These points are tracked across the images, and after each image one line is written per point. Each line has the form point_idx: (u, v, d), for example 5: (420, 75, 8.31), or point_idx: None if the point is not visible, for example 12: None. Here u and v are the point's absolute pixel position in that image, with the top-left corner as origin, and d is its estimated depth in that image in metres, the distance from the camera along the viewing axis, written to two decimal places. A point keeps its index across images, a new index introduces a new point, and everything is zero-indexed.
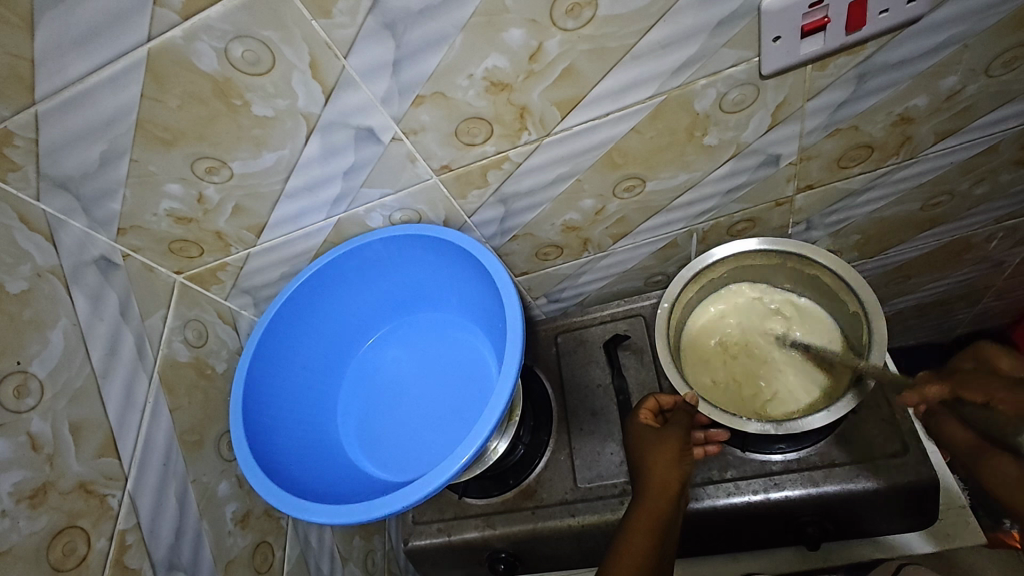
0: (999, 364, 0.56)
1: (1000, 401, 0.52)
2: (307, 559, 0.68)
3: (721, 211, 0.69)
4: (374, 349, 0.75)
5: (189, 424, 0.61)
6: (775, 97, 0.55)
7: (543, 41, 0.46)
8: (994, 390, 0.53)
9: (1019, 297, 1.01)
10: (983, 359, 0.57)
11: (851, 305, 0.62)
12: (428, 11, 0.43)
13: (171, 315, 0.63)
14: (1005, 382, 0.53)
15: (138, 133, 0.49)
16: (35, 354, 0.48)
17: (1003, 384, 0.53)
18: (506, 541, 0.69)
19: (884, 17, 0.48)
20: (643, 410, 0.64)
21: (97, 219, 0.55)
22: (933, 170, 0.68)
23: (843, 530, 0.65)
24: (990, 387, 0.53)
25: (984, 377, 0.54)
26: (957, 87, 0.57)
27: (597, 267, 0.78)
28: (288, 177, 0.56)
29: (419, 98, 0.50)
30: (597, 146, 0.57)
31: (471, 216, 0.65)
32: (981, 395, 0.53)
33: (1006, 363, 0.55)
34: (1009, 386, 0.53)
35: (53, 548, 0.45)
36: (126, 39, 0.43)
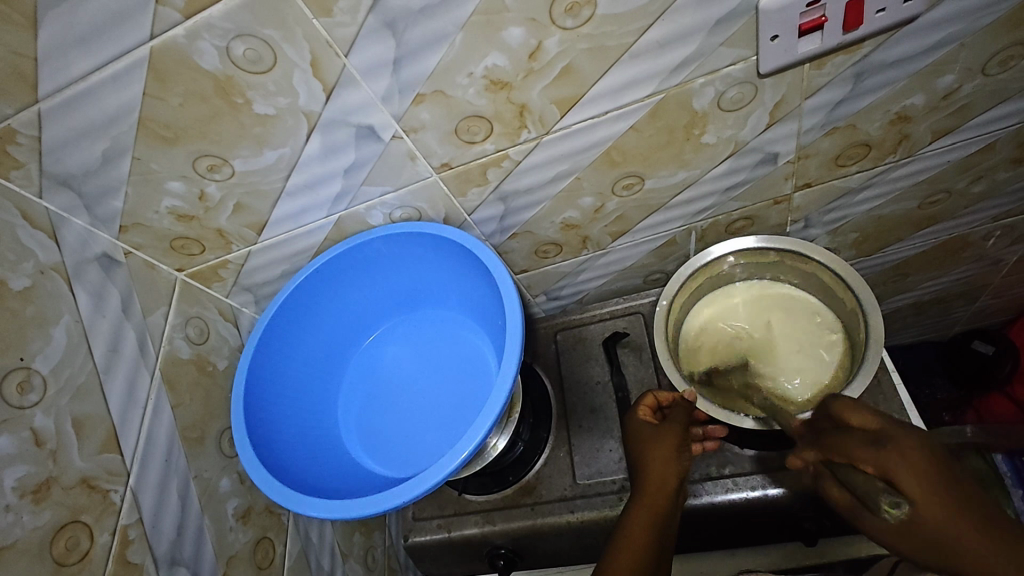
0: (850, 420, 0.47)
1: (863, 462, 0.43)
2: (309, 555, 0.69)
3: (720, 209, 0.70)
4: (375, 346, 0.75)
5: (191, 420, 0.61)
6: (772, 96, 0.56)
7: (543, 40, 0.47)
8: (854, 450, 0.44)
9: (1017, 295, 1.02)
10: (837, 416, 0.48)
11: (848, 301, 0.63)
12: (428, 10, 0.43)
13: (172, 312, 0.63)
14: (863, 437, 0.44)
15: (140, 131, 0.50)
16: (38, 351, 0.48)
17: (862, 439, 0.44)
18: (506, 537, 0.69)
19: (881, 16, 0.48)
20: (641, 406, 0.65)
21: (99, 217, 0.55)
22: (929, 169, 0.69)
23: (839, 527, 0.66)
24: (849, 444, 0.44)
25: (853, 434, 0.45)
26: (954, 85, 0.57)
27: (596, 265, 0.78)
28: (288, 175, 0.57)
29: (419, 97, 0.50)
30: (596, 145, 0.58)
31: (471, 214, 0.66)
32: (846, 455, 0.45)
33: (855, 416, 0.46)
34: (863, 441, 0.44)
35: (56, 543, 0.46)
36: (128, 38, 0.43)
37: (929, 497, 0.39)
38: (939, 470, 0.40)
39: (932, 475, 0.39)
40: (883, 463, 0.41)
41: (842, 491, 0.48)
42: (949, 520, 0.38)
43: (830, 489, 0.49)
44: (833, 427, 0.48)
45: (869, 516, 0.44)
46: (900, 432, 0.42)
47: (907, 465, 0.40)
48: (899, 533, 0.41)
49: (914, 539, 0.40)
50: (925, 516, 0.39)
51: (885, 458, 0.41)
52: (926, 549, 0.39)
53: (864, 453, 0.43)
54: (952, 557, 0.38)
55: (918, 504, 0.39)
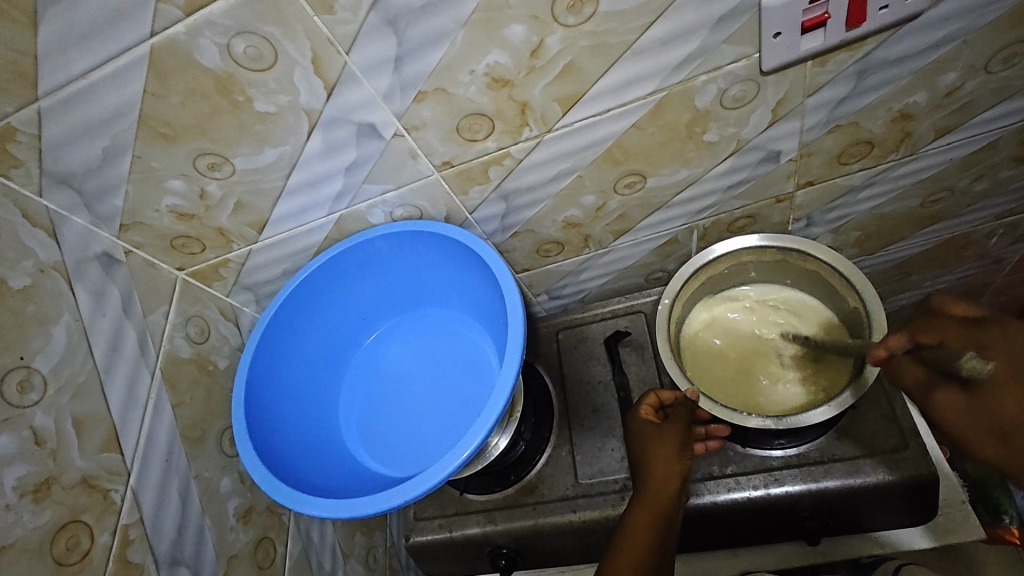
0: (953, 309, 0.55)
1: (953, 341, 0.53)
2: (309, 555, 0.69)
3: (722, 207, 0.70)
4: (376, 345, 0.75)
5: (191, 420, 0.61)
6: (775, 94, 0.55)
7: (544, 37, 0.47)
8: (951, 332, 0.54)
9: (1019, 294, 1.02)
10: (939, 308, 0.56)
11: (851, 300, 0.63)
12: (430, 7, 0.43)
13: (173, 312, 0.63)
14: (965, 325, 0.54)
15: (140, 129, 0.50)
16: (38, 351, 0.48)
17: (958, 327, 0.54)
18: (507, 537, 0.69)
19: (884, 13, 0.48)
20: (644, 405, 0.64)
21: (99, 215, 0.55)
22: (932, 167, 0.68)
23: (841, 526, 0.66)
24: (945, 331, 0.54)
25: (954, 324, 0.54)
26: (957, 83, 0.57)
27: (598, 264, 0.78)
28: (289, 174, 0.56)
29: (421, 95, 0.50)
30: (598, 143, 0.58)
31: (472, 212, 0.65)
32: (934, 336, 0.54)
33: (958, 307, 0.55)
34: (964, 330, 0.54)
35: (56, 542, 0.46)
36: (129, 35, 0.43)
37: (1010, 369, 0.50)
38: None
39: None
40: (981, 339, 0.53)
41: (918, 367, 0.55)
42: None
43: (908, 367, 0.56)
44: (927, 316, 0.57)
45: (946, 389, 0.53)
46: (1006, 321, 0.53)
47: (1006, 341, 0.51)
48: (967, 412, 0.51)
49: (992, 431, 0.50)
50: (1002, 396, 0.49)
51: (987, 337, 0.52)
52: (988, 423, 0.50)
53: (966, 333, 0.53)
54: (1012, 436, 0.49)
55: (1003, 390, 0.49)
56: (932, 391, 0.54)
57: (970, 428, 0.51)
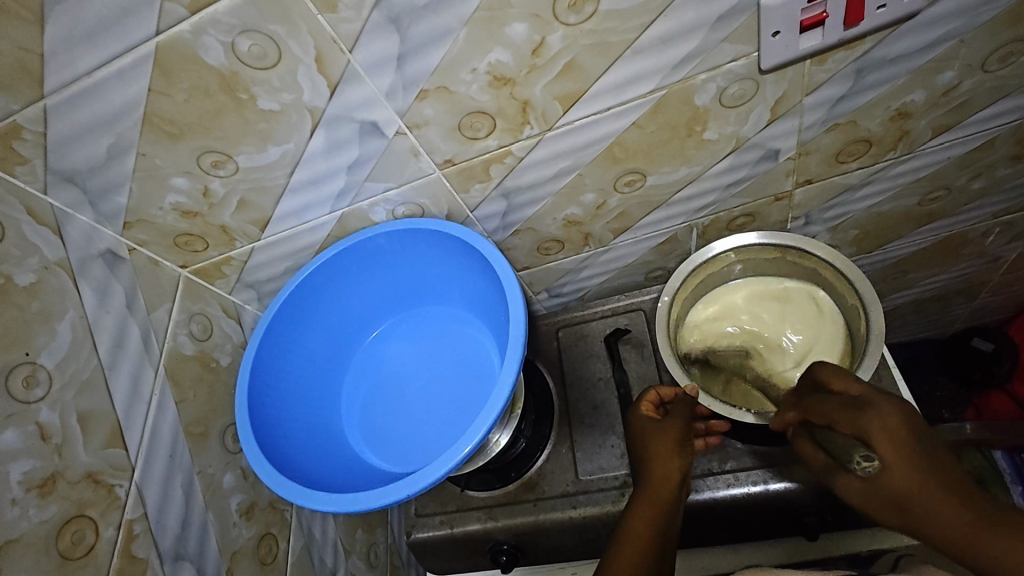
0: (832, 384, 0.48)
1: (842, 424, 0.44)
2: (311, 551, 0.69)
3: (721, 206, 0.70)
4: (377, 342, 0.75)
5: (195, 416, 0.61)
6: (774, 92, 0.56)
7: (545, 36, 0.47)
8: (834, 413, 0.45)
9: (1016, 292, 1.02)
10: (823, 382, 0.49)
11: (849, 296, 0.63)
12: (432, 6, 0.44)
13: (176, 309, 0.63)
14: (846, 404, 0.45)
15: (144, 127, 0.50)
16: (44, 346, 0.48)
17: (841, 403, 0.45)
18: (508, 533, 0.69)
19: (882, 12, 0.48)
20: (645, 402, 0.65)
21: (103, 213, 0.56)
22: (929, 165, 0.69)
23: (840, 522, 0.66)
24: (829, 410, 0.46)
25: (831, 399, 0.47)
26: (954, 82, 0.58)
27: (598, 262, 0.78)
28: (291, 172, 0.57)
29: (423, 93, 0.50)
30: (598, 141, 0.58)
31: (473, 210, 0.66)
32: (825, 416, 0.46)
33: (839, 382, 0.47)
34: (844, 404, 0.45)
35: (62, 537, 0.46)
36: (134, 34, 0.43)
37: (897, 455, 0.40)
38: (913, 435, 0.40)
39: (921, 445, 0.40)
40: (861, 425, 0.42)
41: (818, 451, 0.50)
42: (939, 498, 0.38)
43: (808, 448, 0.51)
44: (814, 391, 0.50)
45: (843, 474, 0.46)
46: (885, 400, 0.43)
47: (887, 432, 0.41)
48: (863, 491, 0.43)
49: (888, 510, 0.41)
50: (892, 477, 0.40)
51: (862, 421, 0.42)
52: (889, 508, 0.41)
53: (848, 417, 0.44)
54: (912, 514, 0.39)
55: (891, 470, 0.40)
56: (831, 475, 0.48)
57: (884, 515, 0.41)
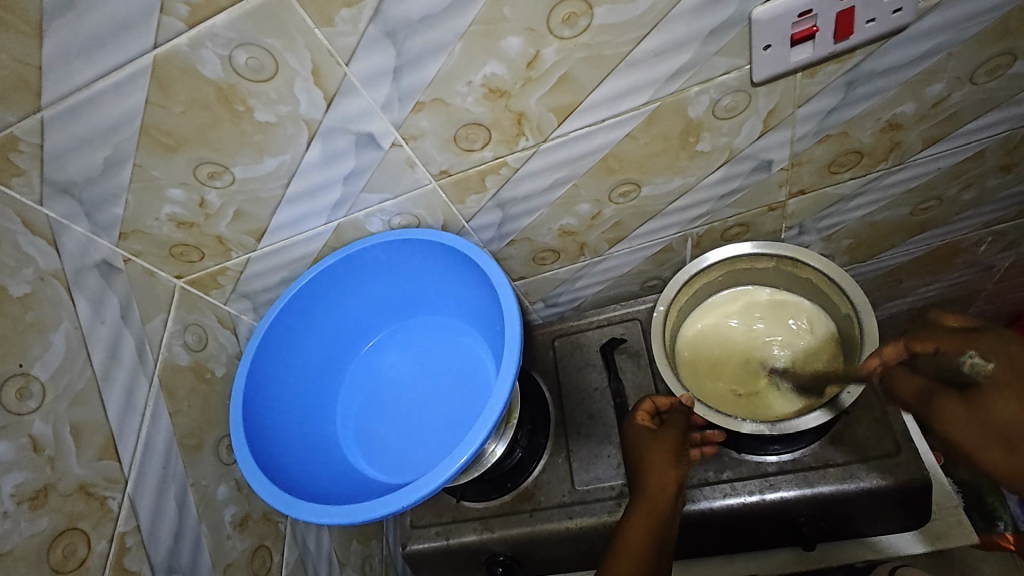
0: (949, 320, 0.52)
1: (947, 347, 0.50)
2: (306, 564, 0.68)
3: (715, 215, 0.71)
4: (373, 353, 0.75)
5: (189, 427, 0.61)
6: (766, 104, 0.56)
7: (540, 49, 0.48)
8: (943, 340, 0.51)
9: (1009, 301, 1.03)
10: (935, 321, 0.53)
11: (844, 308, 0.63)
12: (428, 20, 0.44)
13: (171, 319, 0.63)
14: (961, 334, 0.50)
15: (142, 138, 0.50)
16: (37, 358, 0.48)
17: (957, 330, 0.51)
18: (505, 544, 0.69)
19: (871, 26, 0.49)
20: (640, 411, 0.65)
21: (99, 223, 0.56)
22: (921, 176, 0.70)
23: (836, 532, 0.66)
24: (941, 336, 0.51)
25: (944, 330, 0.52)
26: (943, 94, 0.59)
27: (593, 271, 0.79)
28: (288, 183, 0.57)
29: (419, 105, 0.51)
30: (592, 152, 0.59)
31: (470, 220, 0.66)
32: (928, 344, 0.51)
33: (954, 319, 0.52)
34: (959, 333, 0.50)
35: (53, 550, 0.46)
36: (132, 47, 0.44)
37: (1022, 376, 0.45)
38: None
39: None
40: (974, 343, 0.48)
41: (914, 379, 0.53)
42: None
43: (900, 380, 0.54)
44: (921, 327, 0.54)
45: (947, 395, 0.49)
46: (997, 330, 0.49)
47: (1006, 352, 0.46)
48: (964, 416, 0.48)
49: (987, 433, 0.46)
50: (1000, 400, 0.45)
51: (972, 342, 0.49)
52: (988, 432, 0.46)
53: (960, 342, 0.49)
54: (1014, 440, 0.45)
55: (998, 399, 0.45)
56: (931, 399, 0.51)
57: (981, 443, 0.47)
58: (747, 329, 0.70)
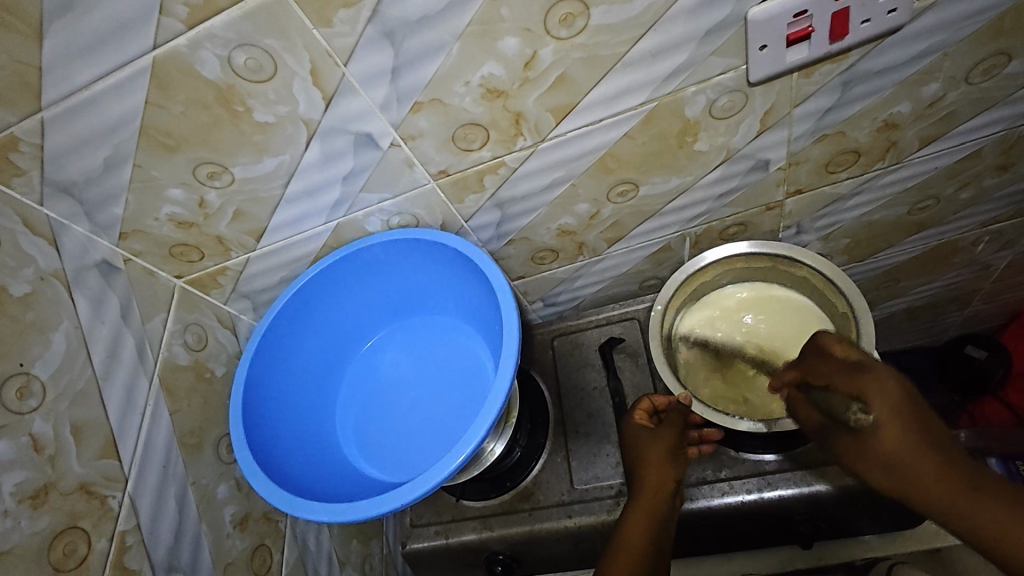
0: (833, 350, 0.49)
1: (838, 384, 0.45)
2: (306, 563, 0.69)
3: (713, 215, 0.71)
4: (373, 352, 0.75)
5: (189, 427, 0.61)
6: (763, 104, 0.57)
7: (537, 50, 0.48)
8: (831, 374, 0.46)
9: (1007, 300, 1.03)
10: (823, 349, 0.50)
11: (841, 306, 0.63)
12: (425, 20, 0.45)
13: (171, 319, 0.64)
14: (848, 370, 0.45)
15: (141, 139, 0.51)
16: (38, 357, 0.48)
17: (842, 367, 0.46)
18: (504, 543, 0.69)
19: (867, 26, 0.50)
20: (638, 410, 0.65)
21: (99, 223, 0.56)
22: (918, 176, 0.70)
23: (835, 530, 0.66)
24: (830, 372, 0.47)
25: (832, 361, 0.47)
26: (939, 94, 0.59)
27: (591, 271, 0.79)
28: (287, 183, 0.57)
29: (417, 105, 0.51)
30: (590, 152, 0.59)
31: (468, 220, 0.66)
32: (823, 378, 0.47)
33: (839, 348, 0.48)
34: (847, 368, 0.45)
35: (53, 548, 0.46)
36: (132, 48, 0.44)
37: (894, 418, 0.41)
38: (911, 402, 0.41)
39: (923, 423, 0.41)
40: (859, 386, 0.43)
41: (814, 411, 0.48)
42: (920, 470, 0.40)
43: (802, 410, 0.49)
44: (816, 355, 0.50)
45: (840, 432, 0.44)
46: (886, 368, 0.43)
47: (886, 396, 0.41)
48: (858, 454, 0.42)
49: (890, 474, 0.41)
50: (885, 442, 0.41)
51: (862, 382, 0.43)
52: (875, 467, 0.41)
53: (849, 382, 0.44)
54: (898, 477, 0.41)
55: (882, 432, 0.41)
56: (829, 436, 0.46)
57: (878, 479, 0.42)
58: (745, 324, 0.70)
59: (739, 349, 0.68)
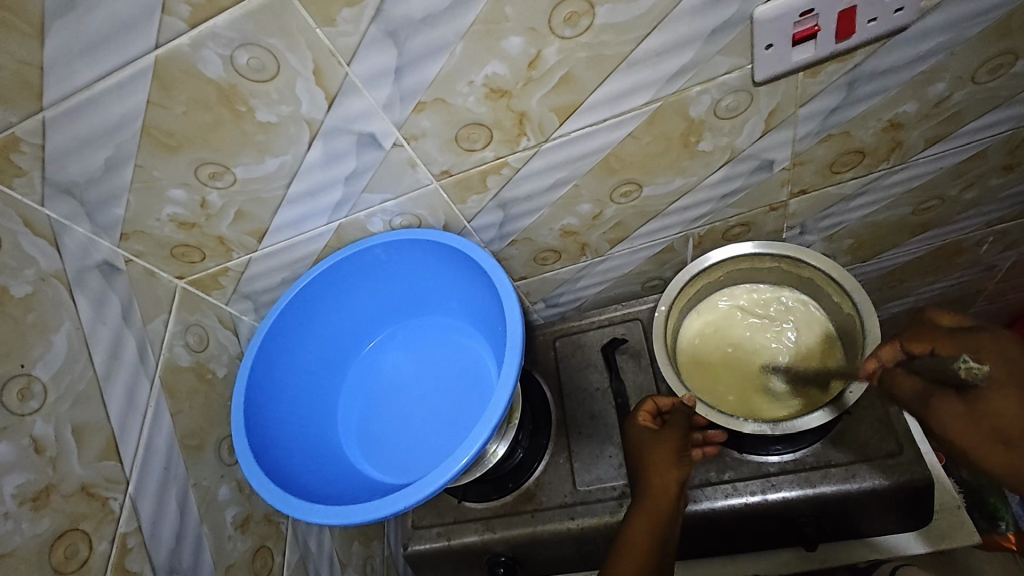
0: (942, 321, 0.53)
1: (945, 348, 0.49)
2: (307, 564, 0.68)
3: (716, 215, 0.71)
4: (375, 352, 0.75)
5: (190, 428, 0.61)
6: (767, 104, 0.56)
7: (541, 49, 0.48)
8: (940, 342, 0.50)
9: (1010, 301, 1.03)
10: (930, 321, 0.54)
11: (846, 308, 0.63)
12: (429, 19, 0.44)
13: (172, 320, 0.63)
14: (960, 335, 0.50)
15: (143, 139, 0.50)
16: (39, 358, 0.48)
17: (953, 336, 0.50)
18: (506, 545, 0.69)
19: (873, 26, 0.49)
20: (641, 412, 0.65)
21: (100, 224, 0.56)
22: (922, 176, 0.70)
23: (840, 532, 0.66)
24: (938, 339, 0.50)
25: (941, 332, 0.51)
26: (945, 93, 0.59)
27: (594, 272, 0.79)
28: (290, 182, 0.57)
29: (420, 105, 0.51)
30: (594, 152, 0.59)
31: (471, 221, 0.66)
32: (927, 346, 0.50)
33: (948, 318, 0.53)
34: (956, 335, 0.50)
35: (54, 551, 0.45)
36: (133, 48, 0.44)
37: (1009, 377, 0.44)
38: None
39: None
40: (974, 348, 0.48)
41: (913, 379, 0.50)
42: None
43: (903, 380, 0.50)
44: (922, 327, 0.53)
45: (943, 396, 0.47)
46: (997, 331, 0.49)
47: (1007, 357, 0.45)
48: (959, 414, 0.45)
49: (994, 438, 0.44)
50: (996, 401, 0.44)
51: (976, 344, 0.48)
52: (991, 436, 0.44)
53: (960, 344, 0.49)
54: (1017, 443, 0.43)
55: (997, 393, 0.44)
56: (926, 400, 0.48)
57: (983, 442, 0.44)
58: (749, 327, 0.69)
59: (743, 351, 0.68)
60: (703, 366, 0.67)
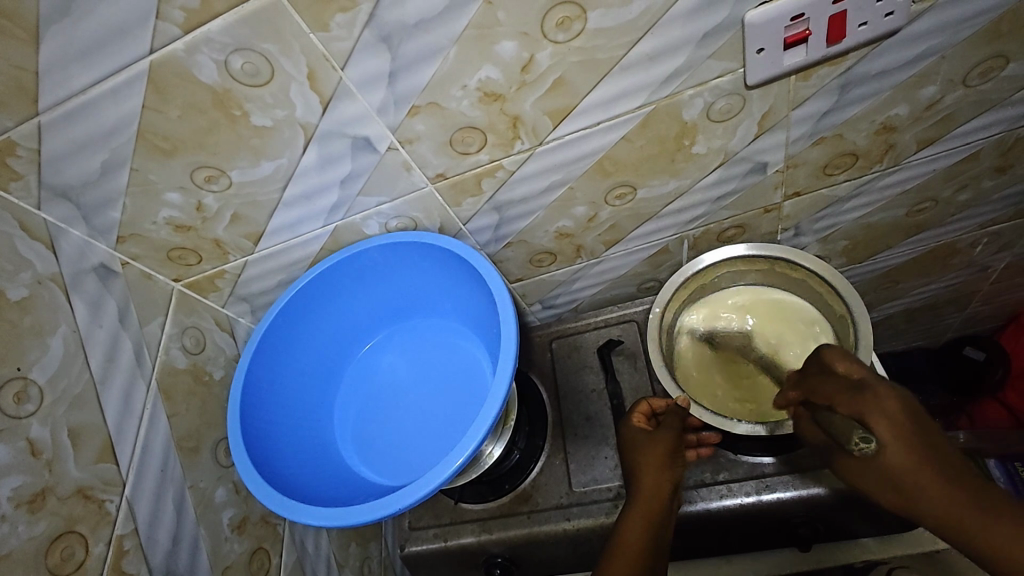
0: (838, 366, 0.51)
1: (841, 405, 0.48)
2: (304, 565, 0.69)
3: (711, 218, 0.71)
4: (371, 355, 0.75)
5: (187, 430, 0.61)
6: (760, 107, 0.57)
7: (535, 53, 0.48)
8: (833, 394, 0.50)
9: (1006, 302, 1.03)
10: (826, 364, 0.52)
11: (840, 309, 0.63)
12: (422, 24, 0.45)
13: (169, 323, 0.64)
14: (848, 389, 0.49)
15: (139, 143, 0.51)
16: (35, 361, 0.48)
17: (843, 385, 0.49)
18: (503, 546, 0.69)
19: (864, 29, 0.50)
20: (636, 414, 0.65)
21: (97, 228, 0.56)
22: (916, 178, 0.70)
23: (832, 532, 0.67)
24: (831, 390, 0.50)
25: (834, 380, 0.50)
26: (937, 96, 0.59)
27: (589, 273, 0.79)
28: (285, 186, 0.57)
29: (414, 109, 0.51)
30: (588, 155, 0.59)
31: (466, 223, 0.66)
32: (825, 398, 0.51)
33: (842, 364, 0.50)
34: (844, 388, 0.49)
35: (50, 553, 0.46)
36: (128, 53, 0.44)
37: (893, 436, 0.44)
38: (912, 419, 0.45)
39: (915, 436, 0.44)
40: (861, 409, 0.47)
41: (819, 430, 0.53)
42: (921, 480, 0.43)
43: (807, 428, 0.54)
44: (819, 372, 0.53)
45: (845, 452, 0.49)
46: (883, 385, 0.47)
47: (887, 416, 0.45)
48: (860, 469, 0.48)
49: (892, 491, 0.45)
50: (889, 458, 0.44)
51: (859, 405, 0.47)
52: (886, 488, 0.45)
53: (851, 403, 0.47)
54: (911, 496, 0.43)
55: (885, 450, 0.44)
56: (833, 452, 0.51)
57: (885, 495, 0.45)
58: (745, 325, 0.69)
59: (739, 349, 0.68)
60: (700, 367, 0.67)
